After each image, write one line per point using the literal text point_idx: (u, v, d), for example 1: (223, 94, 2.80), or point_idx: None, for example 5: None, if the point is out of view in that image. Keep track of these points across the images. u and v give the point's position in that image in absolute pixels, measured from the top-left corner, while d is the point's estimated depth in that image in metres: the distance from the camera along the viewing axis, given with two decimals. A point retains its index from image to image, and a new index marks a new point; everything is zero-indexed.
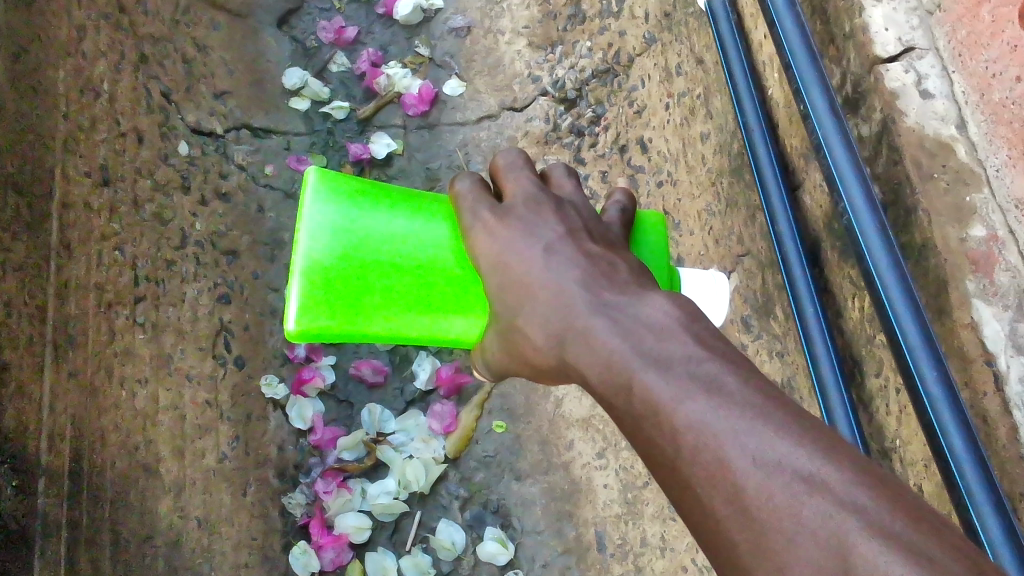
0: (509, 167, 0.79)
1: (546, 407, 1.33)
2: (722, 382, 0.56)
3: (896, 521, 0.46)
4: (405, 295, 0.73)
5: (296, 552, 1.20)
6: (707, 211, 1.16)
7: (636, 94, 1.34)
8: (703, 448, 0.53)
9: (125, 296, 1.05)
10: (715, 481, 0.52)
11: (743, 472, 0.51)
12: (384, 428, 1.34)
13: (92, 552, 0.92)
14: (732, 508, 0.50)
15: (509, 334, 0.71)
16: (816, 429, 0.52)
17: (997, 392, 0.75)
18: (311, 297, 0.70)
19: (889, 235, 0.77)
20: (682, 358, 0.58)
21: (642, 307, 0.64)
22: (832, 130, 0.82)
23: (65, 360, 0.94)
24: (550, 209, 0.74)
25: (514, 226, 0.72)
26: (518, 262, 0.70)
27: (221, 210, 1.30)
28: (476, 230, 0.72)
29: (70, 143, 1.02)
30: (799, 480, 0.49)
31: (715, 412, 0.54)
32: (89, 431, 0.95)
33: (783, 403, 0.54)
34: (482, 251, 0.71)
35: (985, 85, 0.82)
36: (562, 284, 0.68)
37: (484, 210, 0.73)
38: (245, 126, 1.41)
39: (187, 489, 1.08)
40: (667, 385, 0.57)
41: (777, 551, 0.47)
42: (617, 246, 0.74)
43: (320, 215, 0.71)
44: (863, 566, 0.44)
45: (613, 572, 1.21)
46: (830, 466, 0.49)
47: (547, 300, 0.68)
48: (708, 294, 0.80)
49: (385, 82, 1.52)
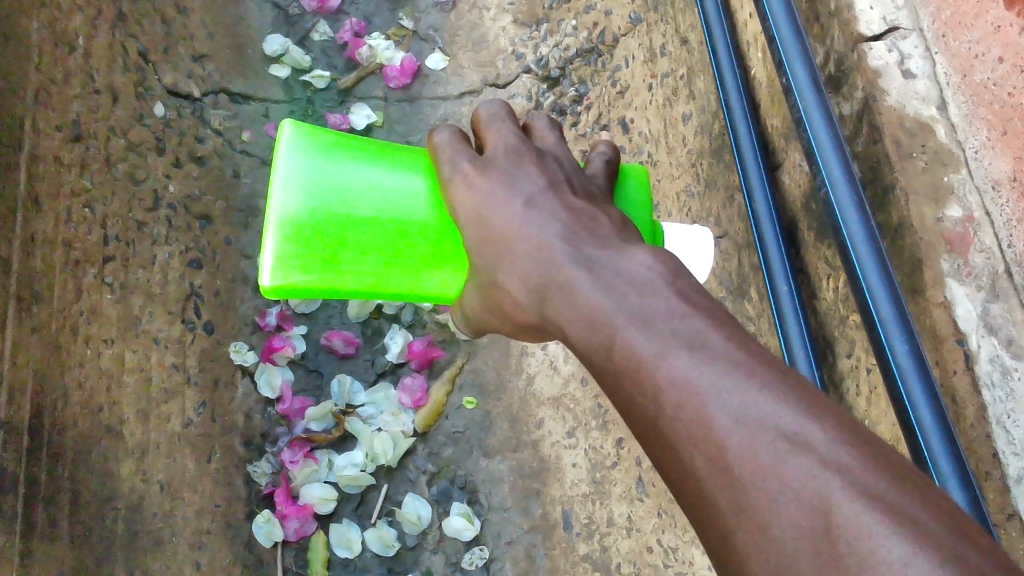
0: (491, 118, 0.78)
1: (518, 384, 1.34)
2: (705, 338, 0.55)
3: (880, 480, 0.46)
4: (381, 251, 0.72)
5: (259, 521, 1.19)
6: (687, 192, 1.15)
7: (620, 74, 1.33)
8: (685, 406, 0.52)
9: (93, 255, 1.04)
10: (697, 440, 0.51)
11: (725, 430, 0.50)
12: (353, 400, 1.32)
13: (50, 510, 0.90)
14: (714, 467, 0.50)
15: (490, 290, 0.70)
16: (799, 386, 0.52)
17: (967, 371, 0.75)
18: (286, 250, 0.70)
19: (864, 206, 0.76)
20: (664, 314, 0.58)
21: (623, 259, 0.63)
22: (812, 99, 0.80)
23: (29, 314, 0.92)
24: (531, 159, 0.74)
25: (494, 177, 0.71)
26: (501, 220, 0.69)
27: (195, 173, 1.28)
28: (456, 180, 0.72)
29: (43, 96, 1.00)
30: (782, 438, 0.48)
31: (698, 367, 0.53)
32: (51, 387, 0.93)
33: (766, 358, 0.54)
34: (460, 203, 0.71)
35: (968, 65, 0.84)
36: (544, 240, 0.67)
37: (464, 161, 0.72)
38: (223, 91, 1.39)
39: (150, 452, 1.06)
40: (649, 342, 0.56)
41: (759, 509, 0.47)
42: (598, 196, 0.73)
43: (294, 167, 0.70)
44: (846, 527, 0.44)
45: (579, 551, 1.20)
46: (813, 424, 0.48)
47: (528, 254, 0.68)
48: (692, 249, 0.80)
49: (367, 53, 1.50)
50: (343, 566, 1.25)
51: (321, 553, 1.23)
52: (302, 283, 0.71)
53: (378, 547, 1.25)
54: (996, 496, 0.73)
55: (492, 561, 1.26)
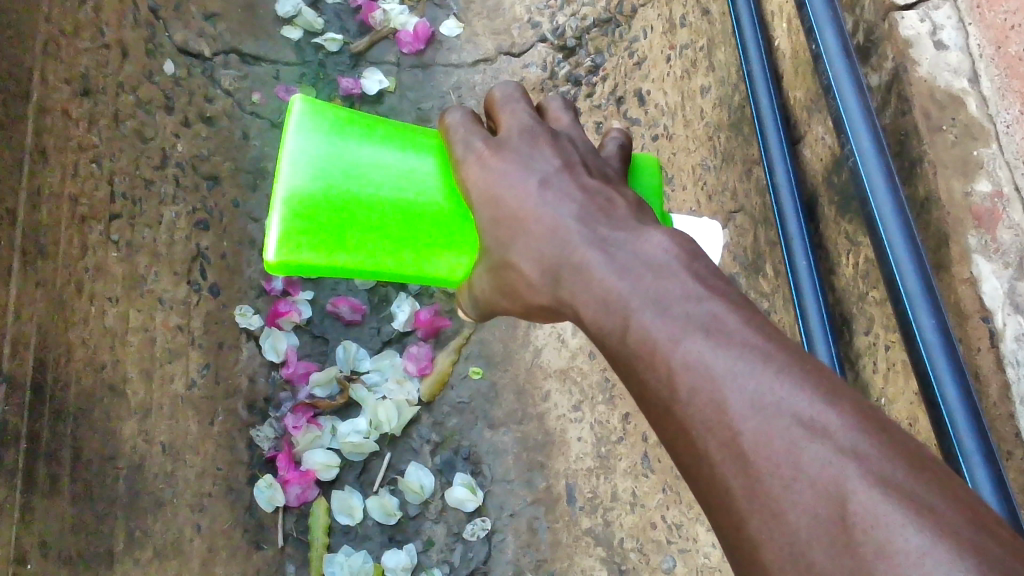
0: (504, 99, 0.76)
1: (525, 355, 1.32)
2: (721, 322, 0.53)
3: (900, 471, 0.44)
4: (388, 230, 0.71)
5: (260, 486, 1.18)
6: (703, 165, 1.14)
7: (637, 45, 1.31)
8: (699, 390, 0.51)
9: (99, 211, 1.02)
10: (711, 425, 0.50)
11: (740, 415, 0.49)
12: (358, 367, 1.31)
13: (50, 467, 0.90)
14: (728, 452, 0.48)
15: (503, 272, 0.69)
16: (815, 370, 0.50)
17: (992, 349, 0.74)
18: (293, 229, 0.68)
19: (897, 187, 0.74)
20: (681, 296, 0.56)
21: (640, 245, 0.61)
22: (843, 72, 0.78)
23: (34, 269, 0.91)
24: (546, 141, 0.72)
25: (508, 158, 0.70)
26: (512, 198, 0.68)
27: (205, 133, 1.27)
28: (469, 161, 0.70)
29: (52, 48, 0.98)
30: (798, 425, 0.47)
31: (714, 351, 0.51)
32: (55, 343, 0.92)
33: (779, 340, 0.53)
34: (473, 182, 0.69)
35: (1002, 37, 0.82)
36: (559, 221, 0.66)
37: (478, 140, 0.71)
38: (234, 51, 1.38)
39: (153, 413, 1.05)
40: (664, 325, 0.55)
41: (773, 495, 0.46)
42: (613, 178, 0.72)
43: (304, 146, 0.69)
44: (862, 516, 0.42)
45: (582, 525, 1.19)
46: (829, 410, 0.47)
47: (542, 236, 0.66)
48: (703, 233, 0.79)
49: (381, 17, 1.48)
50: (344, 533, 1.24)
51: (322, 520, 1.22)
52: (308, 261, 0.69)
53: (380, 515, 1.24)
54: (1016, 477, 0.72)
55: (493, 532, 1.24)
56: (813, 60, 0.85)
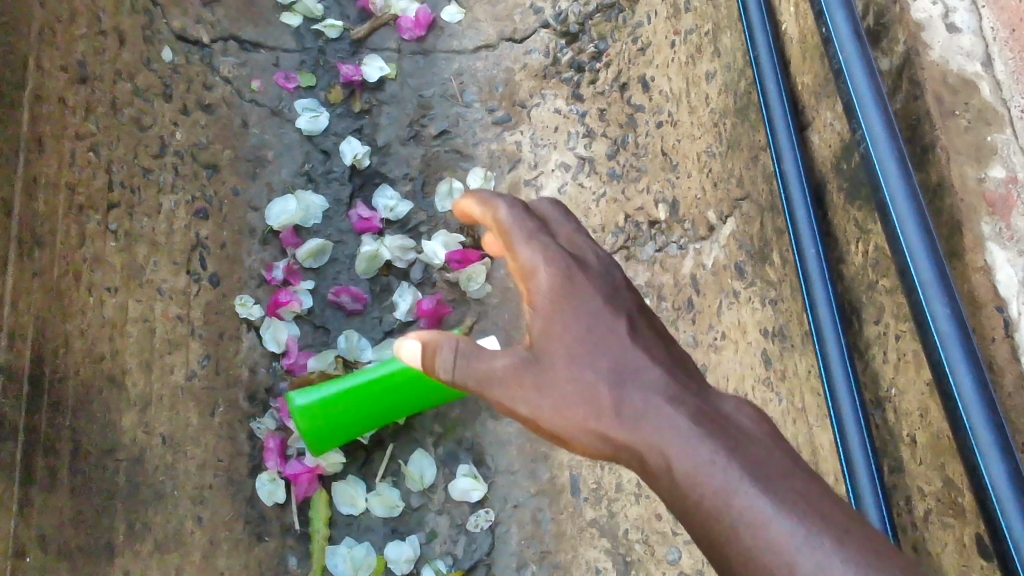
0: (552, 217, 0.63)
1: (528, 345, 1.28)
2: (723, 420, 0.52)
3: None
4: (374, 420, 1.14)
5: (263, 479, 1.17)
6: (708, 152, 1.12)
7: (642, 30, 1.29)
8: (712, 484, 0.48)
9: (97, 201, 1.01)
10: (728, 525, 0.47)
11: (764, 513, 0.46)
12: (360, 356, 1.29)
13: (49, 459, 0.89)
14: (748, 556, 0.46)
15: (583, 399, 0.55)
16: (819, 484, 0.49)
17: (1006, 338, 0.73)
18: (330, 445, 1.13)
19: (910, 174, 0.72)
20: (659, 387, 0.54)
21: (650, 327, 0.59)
22: (855, 54, 0.77)
23: (30, 260, 0.90)
24: (591, 252, 0.61)
25: (563, 255, 0.59)
26: (578, 295, 0.58)
27: (204, 121, 1.25)
28: (529, 250, 0.59)
29: (48, 34, 0.97)
30: (826, 529, 0.45)
31: (724, 453, 0.49)
32: (53, 334, 0.91)
33: (783, 450, 0.51)
34: (535, 274, 0.59)
35: (1018, 21, 0.79)
36: (619, 308, 0.58)
37: (547, 238, 0.60)
38: (232, 38, 1.36)
39: (153, 404, 1.04)
40: (658, 422, 0.52)
41: None
42: None
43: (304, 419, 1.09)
44: None
45: (585, 516, 1.18)
46: (851, 527, 0.45)
47: (614, 348, 0.56)
48: None
49: (382, 4, 1.46)
50: (346, 525, 1.23)
51: (323, 512, 1.20)
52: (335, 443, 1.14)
53: (382, 510, 1.23)
54: None
55: (497, 523, 1.23)
56: (823, 43, 0.83)
